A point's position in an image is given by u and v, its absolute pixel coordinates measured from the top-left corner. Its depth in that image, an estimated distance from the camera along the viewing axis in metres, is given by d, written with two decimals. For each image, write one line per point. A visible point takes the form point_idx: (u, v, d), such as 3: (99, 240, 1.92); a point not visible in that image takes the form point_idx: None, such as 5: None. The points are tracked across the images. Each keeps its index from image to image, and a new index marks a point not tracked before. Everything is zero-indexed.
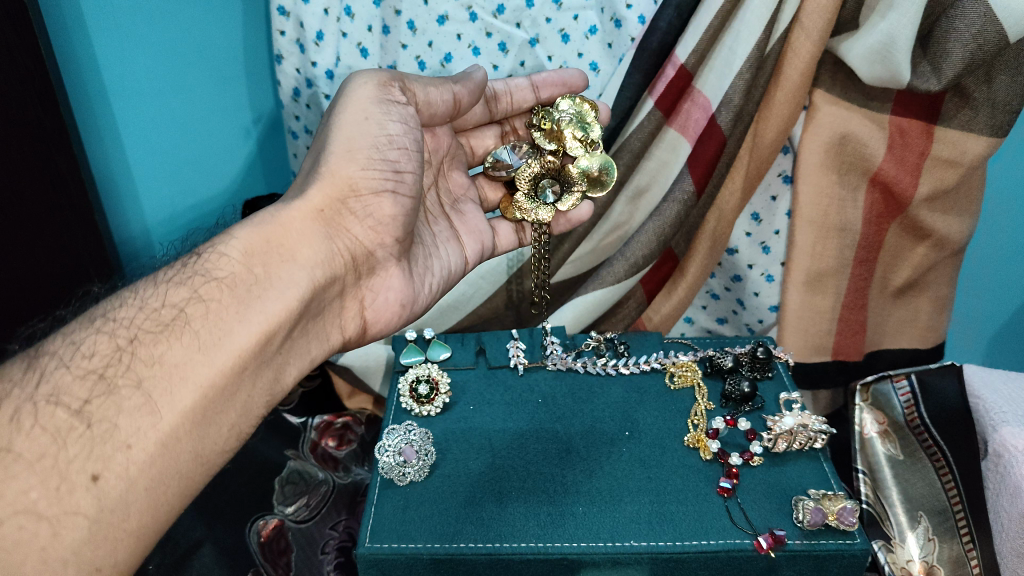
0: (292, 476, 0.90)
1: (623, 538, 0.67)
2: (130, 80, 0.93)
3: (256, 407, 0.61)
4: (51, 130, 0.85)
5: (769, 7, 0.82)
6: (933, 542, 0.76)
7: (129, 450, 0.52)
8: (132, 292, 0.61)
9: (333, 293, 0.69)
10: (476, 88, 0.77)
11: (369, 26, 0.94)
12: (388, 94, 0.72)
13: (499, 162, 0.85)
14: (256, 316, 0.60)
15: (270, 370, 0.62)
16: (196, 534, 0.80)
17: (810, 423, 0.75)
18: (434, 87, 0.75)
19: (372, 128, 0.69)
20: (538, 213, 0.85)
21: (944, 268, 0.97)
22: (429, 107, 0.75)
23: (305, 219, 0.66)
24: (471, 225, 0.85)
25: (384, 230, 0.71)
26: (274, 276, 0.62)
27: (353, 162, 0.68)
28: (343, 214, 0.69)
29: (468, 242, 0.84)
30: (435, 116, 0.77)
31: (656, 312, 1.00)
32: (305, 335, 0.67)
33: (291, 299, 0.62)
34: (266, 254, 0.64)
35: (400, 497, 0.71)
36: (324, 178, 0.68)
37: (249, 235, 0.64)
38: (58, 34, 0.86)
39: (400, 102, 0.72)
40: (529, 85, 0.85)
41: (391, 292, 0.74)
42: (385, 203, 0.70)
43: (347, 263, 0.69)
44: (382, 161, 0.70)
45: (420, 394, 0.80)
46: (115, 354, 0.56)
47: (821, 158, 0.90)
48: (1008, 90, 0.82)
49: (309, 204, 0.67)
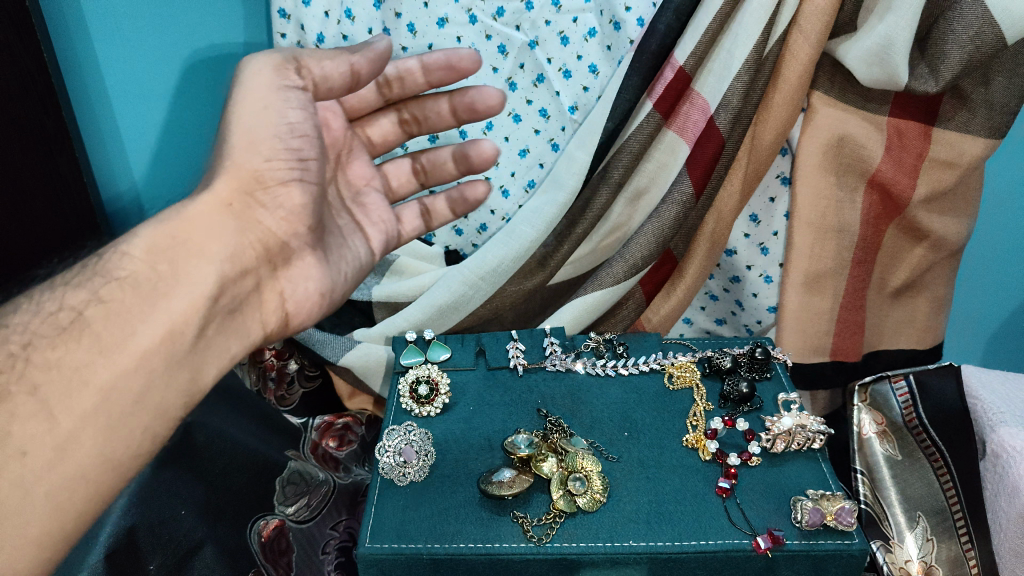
0: (292, 477, 0.88)
1: (622, 538, 0.68)
2: (131, 85, 0.98)
3: (172, 409, 0.56)
4: (52, 132, 0.91)
5: (768, 10, 0.83)
6: (932, 542, 0.77)
7: (24, 457, 0.51)
8: (28, 298, 0.56)
9: (246, 287, 0.61)
10: (381, 57, 0.60)
11: (369, 28, 0.96)
12: (285, 79, 0.59)
13: (511, 450, 0.73)
14: (161, 315, 0.55)
15: (187, 370, 0.57)
16: (196, 535, 0.75)
17: (808, 423, 0.76)
18: (329, 58, 0.60)
19: (268, 120, 0.58)
20: (547, 457, 0.74)
21: (941, 268, 0.97)
22: (328, 82, 0.60)
23: (211, 214, 0.59)
24: (377, 217, 0.71)
25: (297, 220, 0.61)
26: (181, 274, 0.57)
27: (253, 153, 0.58)
28: (252, 206, 0.60)
29: (375, 237, 0.71)
30: (335, 91, 0.61)
31: (656, 313, 0.99)
32: (223, 333, 0.60)
33: (199, 298, 0.57)
34: (172, 249, 0.58)
35: (400, 497, 0.72)
36: (229, 170, 0.59)
37: (153, 233, 0.58)
38: (60, 39, 0.93)
39: (297, 87, 0.60)
40: (417, 64, 0.67)
41: (312, 283, 0.64)
42: (296, 193, 0.61)
43: (259, 254, 0.61)
44: (287, 150, 0.59)
45: (420, 395, 0.81)
46: (6, 362, 0.52)
47: (819, 158, 0.90)
48: (1005, 91, 0.84)
49: (215, 195, 0.59)
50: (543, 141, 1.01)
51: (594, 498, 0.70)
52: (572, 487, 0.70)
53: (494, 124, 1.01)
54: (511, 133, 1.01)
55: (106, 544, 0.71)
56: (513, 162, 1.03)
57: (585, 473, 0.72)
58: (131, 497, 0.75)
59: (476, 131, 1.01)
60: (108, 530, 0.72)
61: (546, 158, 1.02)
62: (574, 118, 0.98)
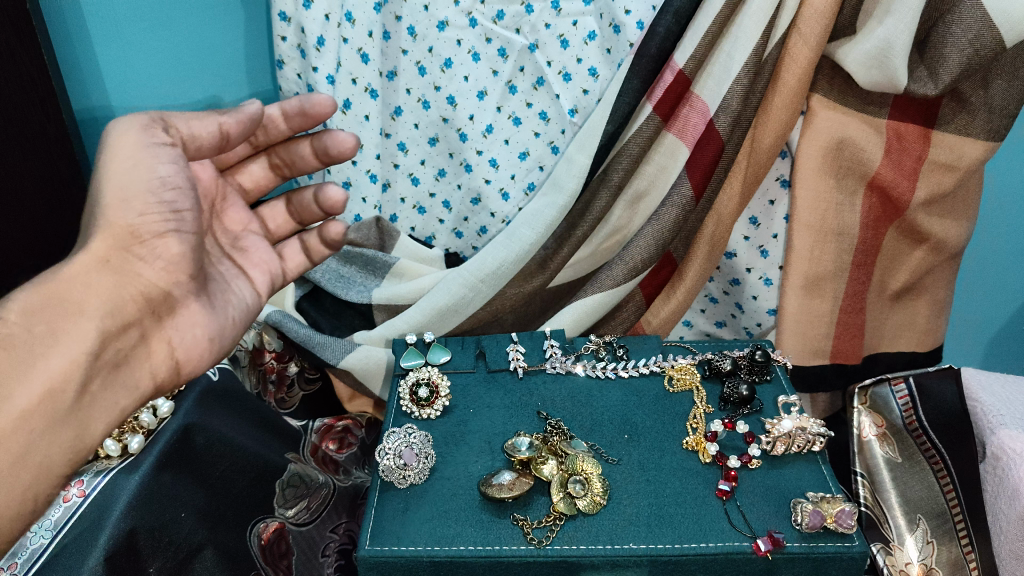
0: (292, 480, 0.87)
1: (623, 541, 0.68)
2: (131, 89, 0.99)
3: (55, 467, 0.56)
4: (53, 138, 0.94)
5: (768, 13, 0.83)
6: (933, 544, 0.77)
7: None
8: None
9: (129, 342, 0.59)
10: (250, 120, 0.63)
11: (369, 32, 0.94)
12: (154, 137, 0.57)
13: (511, 452, 0.73)
14: (38, 375, 0.54)
15: (73, 426, 0.56)
16: (197, 537, 0.74)
17: (808, 426, 0.76)
18: (198, 118, 0.60)
19: (137, 177, 0.56)
20: (547, 458, 0.74)
21: (941, 271, 0.98)
22: (196, 143, 0.61)
23: (87, 274, 0.57)
24: (257, 258, 0.72)
25: (177, 270, 0.59)
26: (60, 333, 0.55)
27: (124, 210, 0.56)
28: (130, 261, 0.58)
29: (259, 278, 0.71)
30: (203, 149, 0.61)
31: (656, 315, 0.99)
32: (110, 389, 0.58)
33: (79, 355, 0.55)
34: (50, 310, 0.56)
35: (400, 500, 0.72)
36: (102, 228, 0.56)
37: (29, 293, 0.56)
38: (62, 45, 0.94)
39: (165, 144, 0.58)
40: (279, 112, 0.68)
41: (199, 329, 0.63)
42: (172, 243, 0.58)
43: (142, 308, 0.59)
44: (161, 205, 0.57)
45: (420, 398, 0.81)
46: None
47: (819, 162, 0.90)
48: (1005, 94, 0.85)
49: (90, 254, 0.56)
50: (543, 144, 1.01)
51: (594, 500, 0.70)
52: (572, 489, 0.70)
53: (494, 127, 1.01)
54: (511, 135, 1.01)
55: (106, 547, 0.67)
56: (513, 165, 1.03)
57: (585, 475, 0.72)
58: (131, 499, 0.70)
59: (477, 135, 1.01)
60: (108, 534, 0.68)
61: (546, 161, 1.02)
62: (574, 121, 0.98)
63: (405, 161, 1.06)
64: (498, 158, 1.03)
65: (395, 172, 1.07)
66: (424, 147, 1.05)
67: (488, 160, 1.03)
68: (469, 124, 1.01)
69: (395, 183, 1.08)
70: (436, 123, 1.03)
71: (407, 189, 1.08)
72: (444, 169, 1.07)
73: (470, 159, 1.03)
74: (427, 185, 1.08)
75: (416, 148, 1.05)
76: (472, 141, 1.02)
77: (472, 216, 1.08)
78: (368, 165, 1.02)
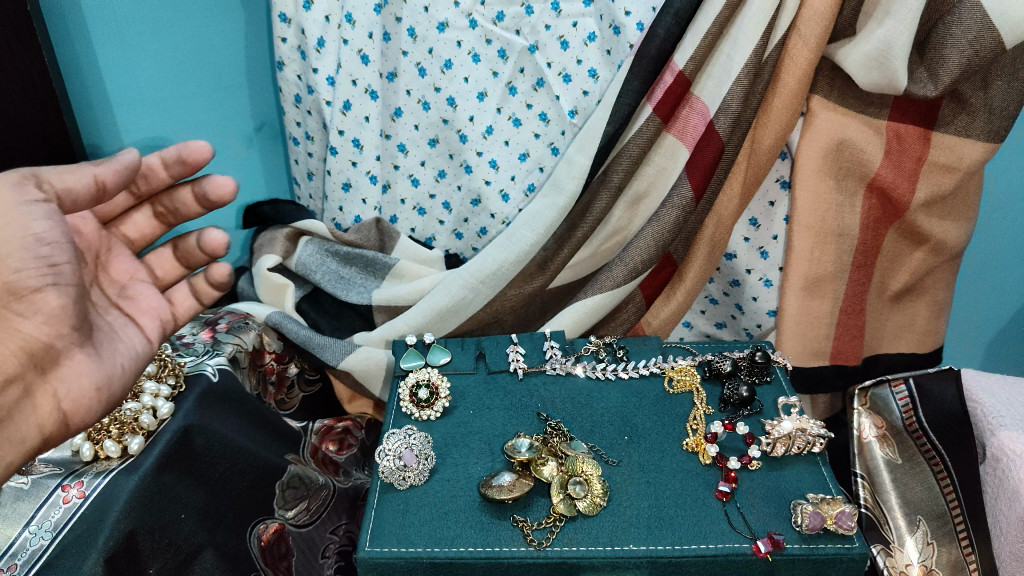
0: (293, 481, 0.87)
1: (622, 542, 0.68)
2: (132, 90, 0.98)
3: None
4: (53, 140, 0.91)
5: (767, 14, 0.83)
6: (933, 545, 0.77)
7: None
8: None
9: (7, 397, 0.60)
10: (125, 170, 0.65)
11: (369, 33, 0.94)
12: (24, 192, 0.59)
13: (511, 454, 0.73)
14: None
15: None
16: (197, 539, 0.75)
17: (809, 427, 0.76)
18: (71, 171, 0.62)
19: (11, 235, 0.57)
20: (547, 460, 0.74)
21: (941, 272, 0.98)
22: (69, 196, 0.62)
23: None
24: (146, 305, 0.72)
25: (58, 322, 0.60)
26: None
27: (0, 267, 0.57)
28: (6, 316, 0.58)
29: (150, 325, 0.71)
30: (79, 203, 0.63)
31: (656, 316, 0.98)
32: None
33: None
34: None
35: (400, 501, 0.72)
36: None
37: None
38: (61, 43, 0.91)
39: (38, 200, 0.60)
40: (159, 162, 0.71)
41: (84, 378, 0.63)
42: (51, 297, 0.59)
43: (19, 362, 0.59)
44: (36, 259, 0.58)
45: (420, 399, 0.81)
46: None
47: (818, 163, 0.90)
48: (1005, 95, 0.85)
49: None
50: (543, 145, 1.01)
51: (594, 501, 0.70)
52: (572, 491, 0.70)
53: (494, 128, 1.01)
54: (511, 136, 1.01)
55: (106, 548, 0.67)
56: (513, 166, 1.03)
57: (585, 477, 0.72)
58: (131, 499, 0.70)
59: (477, 136, 1.01)
60: (108, 535, 0.68)
61: (546, 162, 1.02)
62: (574, 122, 0.98)
63: (405, 163, 1.06)
64: (498, 159, 1.03)
65: (396, 173, 1.07)
66: (424, 148, 1.05)
67: (488, 161, 1.03)
68: (469, 125, 1.01)
69: (396, 185, 1.07)
70: (436, 124, 1.03)
71: (407, 190, 1.08)
72: (444, 170, 1.06)
73: (470, 160, 1.03)
74: (427, 187, 1.08)
75: (416, 149, 1.05)
76: (472, 142, 1.02)
77: (472, 218, 1.08)
78: (368, 166, 1.02)
